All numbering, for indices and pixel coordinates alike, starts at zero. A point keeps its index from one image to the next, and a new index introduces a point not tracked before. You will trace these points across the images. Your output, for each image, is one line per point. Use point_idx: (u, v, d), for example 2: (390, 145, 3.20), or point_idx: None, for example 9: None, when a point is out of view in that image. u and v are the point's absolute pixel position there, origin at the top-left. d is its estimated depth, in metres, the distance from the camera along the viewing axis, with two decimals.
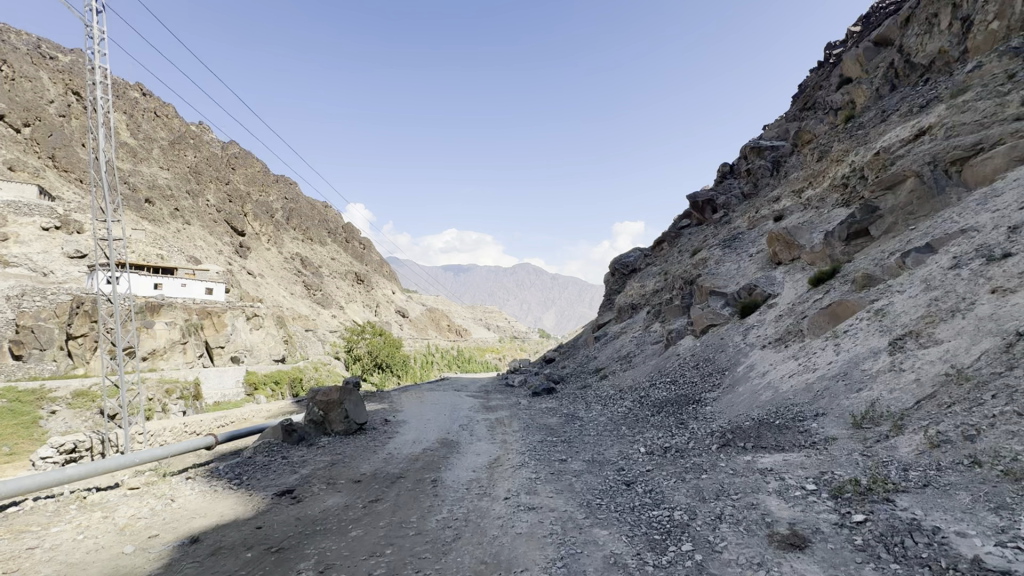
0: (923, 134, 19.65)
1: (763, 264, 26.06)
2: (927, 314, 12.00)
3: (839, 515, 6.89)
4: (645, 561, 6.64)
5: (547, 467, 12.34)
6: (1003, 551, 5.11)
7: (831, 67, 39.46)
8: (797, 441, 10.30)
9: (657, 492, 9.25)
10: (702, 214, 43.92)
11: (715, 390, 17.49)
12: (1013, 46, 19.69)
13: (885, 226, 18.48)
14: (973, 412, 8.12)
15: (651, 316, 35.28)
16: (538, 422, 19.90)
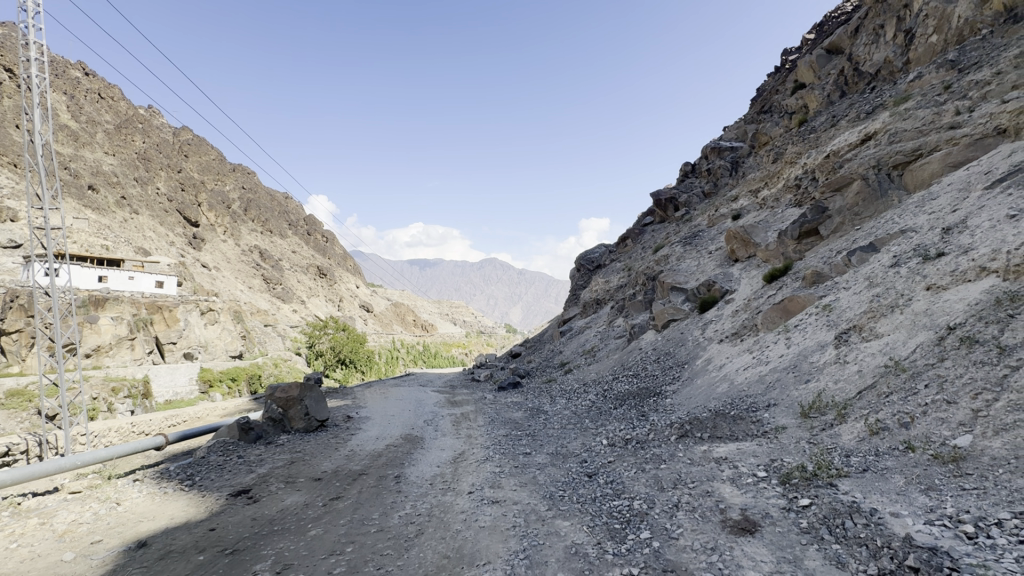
0: (869, 140, 20.77)
1: (722, 261, 26.97)
2: (870, 309, 12.71)
3: (787, 499, 7.25)
4: (605, 550, 6.79)
5: (512, 461, 12.42)
6: (932, 529, 5.53)
7: (786, 72, 41.07)
8: (750, 430, 10.76)
9: (618, 483, 9.47)
10: (665, 212, 45.01)
11: (674, 383, 18.04)
12: (949, 59, 21.03)
13: (833, 226, 19.46)
14: (908, 401, 8.69)
15: (615, 310, 35.97)
16: (504, 416, 19.97)
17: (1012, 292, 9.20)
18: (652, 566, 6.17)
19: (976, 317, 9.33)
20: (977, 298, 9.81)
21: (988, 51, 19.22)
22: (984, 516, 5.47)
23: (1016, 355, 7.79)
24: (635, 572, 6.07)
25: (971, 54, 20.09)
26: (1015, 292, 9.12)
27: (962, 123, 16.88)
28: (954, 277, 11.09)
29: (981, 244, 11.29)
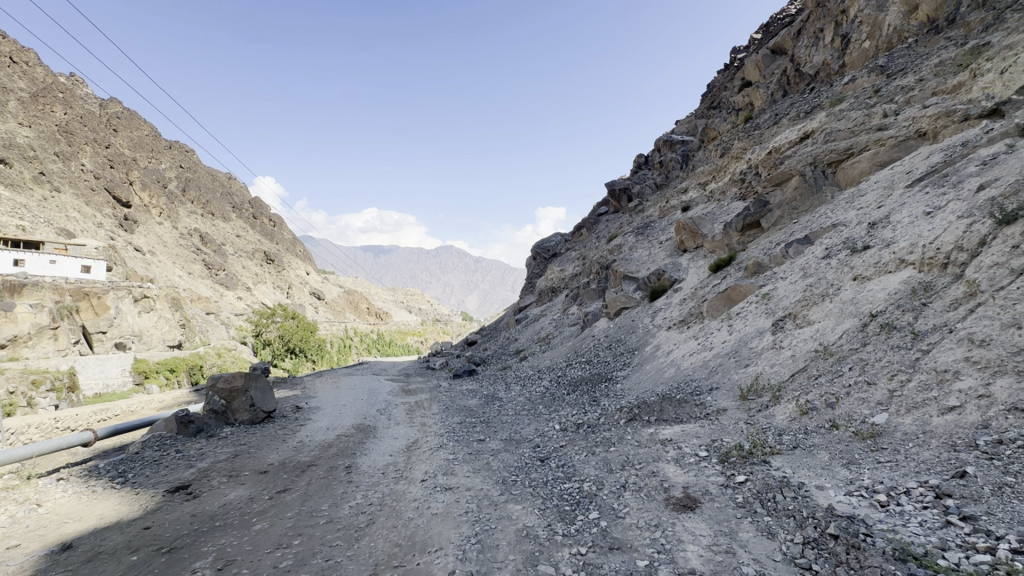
0: (807, 138, 21.97)
1: (671, 251, 27.93)
2: (804, 297, 13.56)
3: (725, 476, 7.70)
4: (555, 531, 6.97)
5: (466, 448, 12.48)
6: (851, 499, 6.02)
7: (734, 70, 42.59)
8: (694, 413, 11.29)
9: (569, 466, 9.72)
10: (619, 202, 46.01)
11: (625, 369, 18.65)
12: (879, 65, 22.47)
13: (773, 219, 20.53)
14: (834, 382, 9.40)
15: (570, 299, 36.57)
16: (459, 404, 19.97)
17: (927, 282, 10.05)
18: (600, 545, 6.38)
19: (895, 305, 10.15)
20: (897, 287, 10.66)
21: (913, 59, 20.71)
22: (895, 486, 6.02)
23: (928, 339, 8.54)
24: (584, 551, 6.26)
25: (898, 61, 21.59)
26: (929, 282, 9.98)
27: (889, 125, 18.13)
28: (877, 268, 11.99)
29: (901, 238, 12.24)
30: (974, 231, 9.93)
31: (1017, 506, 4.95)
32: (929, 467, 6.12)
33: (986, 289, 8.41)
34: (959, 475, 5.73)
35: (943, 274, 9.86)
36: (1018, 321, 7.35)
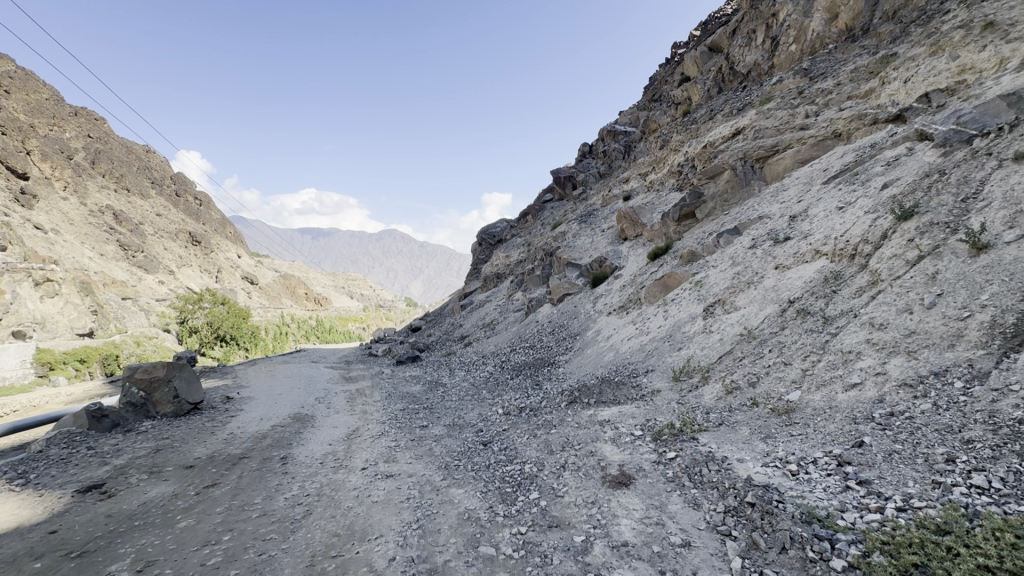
0: (738, 134, 23.21)
1: (613, 239, 28.78)
2: (732, 285, 14.45)
3: (657, 453, 8.15)
4: (496, 513, 7.09)
5: (408, 434, 12.35)
6: (767, 470, 6.55)
7: (675, 64, 44.02)
8: (631, 394, 11.82)
9: (512, 449, 9.89)
10: (564, 190, 46.67)
11: (567, 353, 19.13)
12: (803, 68, 24.02)
13: (707, 210, 21.63)
14: (756, 363, 10.14)
15: (515, 285, 36.88)
16: (402, 390, 19.70)
17: (838, 271, 11.00)
18: (540, 524, 6.57)
19: (810, 292, 11.05)
20: (812, 276, 11.61)
21: (832, 64, 22.33)
22: (805, 457, 6.62)
23: (836, 323, 9.38)
24: (524, 530, 6.42)
25: (820, 65, 23.20)
26: (839, 271, 10.93)
27: (810, 125, 19.50)
28: (796, 257, 12.97)
29: (817, 230, 13.29)
30: (878, 225, 10.98)
31: (903, 470, 5.61)
32: (833, 438, 6.78)
33: (886, 278, 9.33)
34: (857, 444, 6.40)
35: (851, 264, 10.84)
36: (910, 306, 8.23)
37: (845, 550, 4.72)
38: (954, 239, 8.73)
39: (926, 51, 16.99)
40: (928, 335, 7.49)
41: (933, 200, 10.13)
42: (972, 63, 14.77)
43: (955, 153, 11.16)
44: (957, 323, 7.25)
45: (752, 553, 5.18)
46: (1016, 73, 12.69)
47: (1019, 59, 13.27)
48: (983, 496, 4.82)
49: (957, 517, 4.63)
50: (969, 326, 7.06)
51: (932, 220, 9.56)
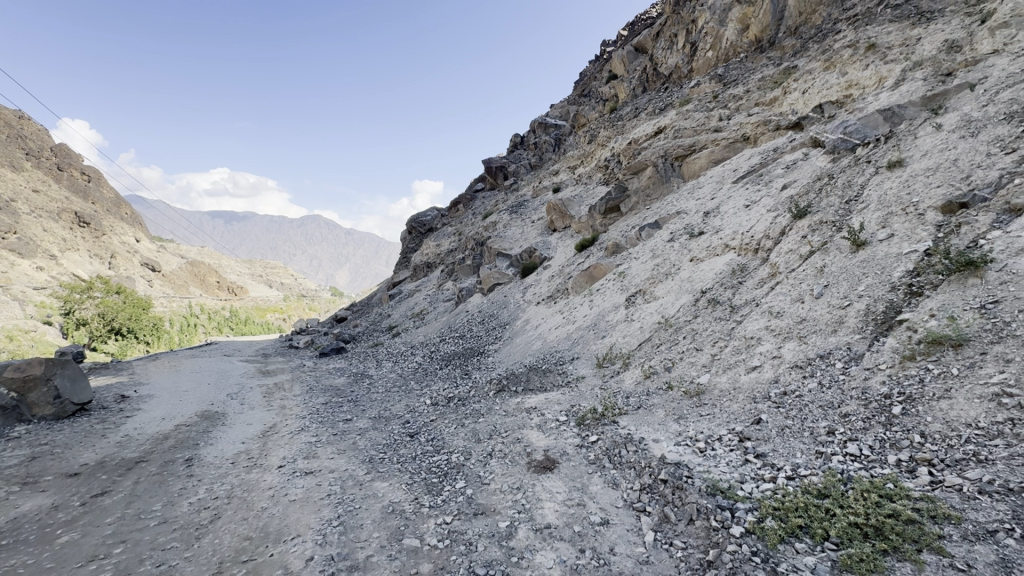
0: (660, 133, 24.42)
1: (542, 230, 29.29)
2: (652, 276, 15.25)
3: (580, 437, 8.46)
4: (421, 504, 7.00)
5: (330, 429, 11.84)
6: (680, 448, 7.00)
7: (603, 62, 45.29)
8: (557, 381, 12.17)
9: (439, 439, 9.81)
10: (495, 180, 46.69)
11: (496, 342, 19.28)
12: (717, 74, 25.66)
13: (631, 205, 22.60)
14: (671, 349, 10.81)
15: (445, 274, 36.47)
16: (325, 383, 18.86)
17: (743, 263, 11.96)
18: (465, 512, 6.57)
19: (720, 283, 11.94)
20: (722, 268, 12.52)
21: (743, 72, 24.09)
22: (712, 435, 7.15)
23: (741, 311, 10.22)
24: (449, 520, 6.40)
25: (732, 72, 24.93)
26: (745, 264, 11.89)
27: (723, 128, 20.95)
28: (708, 250, 13.94)
29: (727, 226, 14.34)
30: (778, 223, 12.08)
31: (793, 442, 6.25)
32: (736, 417, 7.40)
33: (783, 270, 10.29)
34: (755, 421, 7.03)
35: (755, 257, 11.82)
36: (802, 296, 9.15)
37: (743, 517, 5.17)
38: (838, 236, 9.79)
39: (820, 66, 18.78)
40: (815, 321, 8.38)
41: (823, 201, 11.30)
42: (858, 80, 16.52)
43: (842, 159, 12.48)
44: (839, 311, 8.16)
45: (663, 526, 5.55)
46: (891, 91, 14.37)
47: (894, 79, 15.04)
48: (855, 463, 5.50)
49: (835, 482, 5.25)
50: (849, 313, 7.98)
51: (822, 220, 10.66)
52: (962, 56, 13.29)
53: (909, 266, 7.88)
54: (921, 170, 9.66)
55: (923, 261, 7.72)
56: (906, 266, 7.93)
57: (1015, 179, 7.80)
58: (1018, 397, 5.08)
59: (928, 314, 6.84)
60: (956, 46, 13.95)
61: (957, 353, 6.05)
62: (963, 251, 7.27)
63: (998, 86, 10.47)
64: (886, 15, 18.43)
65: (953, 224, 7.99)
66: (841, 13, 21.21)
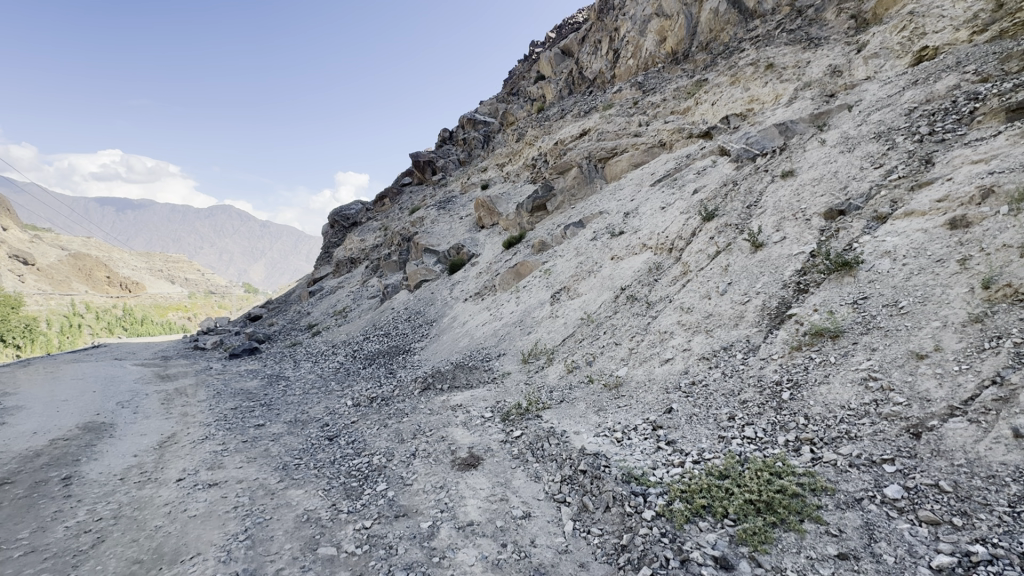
0: (585, 135, 25.23)
1: (471, 226, 29.20)
2: (576, 273, 15.73)
3: (505, 432, 8.54)
4: (339, 510, 6.70)
5: (239, 436, 10.97)
6: (599, 439, 7.28)
7: (531, 62, 45.92)
8: (483, 378, 12.18)
9: (360, 441, 9.45)
10: (423, 174, 45.80)
11: (423, 340, 18.93)
12: (637, 81, 26.95)
13: (557, 203, 23.15)
14: (593, 344, 11.22)
15: (369, 271, 35.22)
16: (235, 386, 17.49)
17: (659, 262, 12.69)
18: (386, 515, 6.38)
19: (638, 281, 12.57)
20: (640, 267, 13.20)
21: (660, 81, 25.52)
22: (628, 425, 7.51)
23: (656, 307, 10.83)
24: (368, 525, 6.18)
25: (651, 81, 26.33)
26: (660, 263, 12.61)
27: (642, 133, 22.08)
28: (627, 249, 14.62)
29: (644, 227, 15.13)
30: (689, 224, 12.94)
31: (699, 428, 6.74)
32: (650, 407, 7.83)
33: (694, 269, 11.04)
34: (667, 410, 7.48)
35: (669, 257, 12.58)
36: (709, 292, 9.87)
37: (654, 501, 5.49)
38: (740, 238, 10.69)
39: (727, 80, 20.33)
40: (720, 316, 9.08)
41: (728, 205, 12.27)
42: (758, 95, 18.10)
43: (744, 167, 13.60)
44: (740, 307, 8.90)
45: (582, 515, 5.74)
46: (786, 107, 15.88)
47: (788, 96, 16.64)
48: (751, 444, 6.03)
49: (734, 463, 5.73)
50: (748, 308, 8.73)
51: (726, 222, 11.57)
52: (843, 80, 15.02)
53: (798, 266, 8.77)
54: (809, 180, 10.78)
55: (809, 262, 8.63)
56: (795, 265, 8.82)
57: (882, 191, 8.94)
58: (881, 380, 5.84)
59: (812, 309, 7.67)
60: (838, 70, 15.70)
61: (834, 343, 6.83)
62: (841, 253, 8.23)
63: (870, 108, 11.92)
64: (782, 38, 20.35)
65: (833, 229, 9.00)
66: (745, 33, 23.10)
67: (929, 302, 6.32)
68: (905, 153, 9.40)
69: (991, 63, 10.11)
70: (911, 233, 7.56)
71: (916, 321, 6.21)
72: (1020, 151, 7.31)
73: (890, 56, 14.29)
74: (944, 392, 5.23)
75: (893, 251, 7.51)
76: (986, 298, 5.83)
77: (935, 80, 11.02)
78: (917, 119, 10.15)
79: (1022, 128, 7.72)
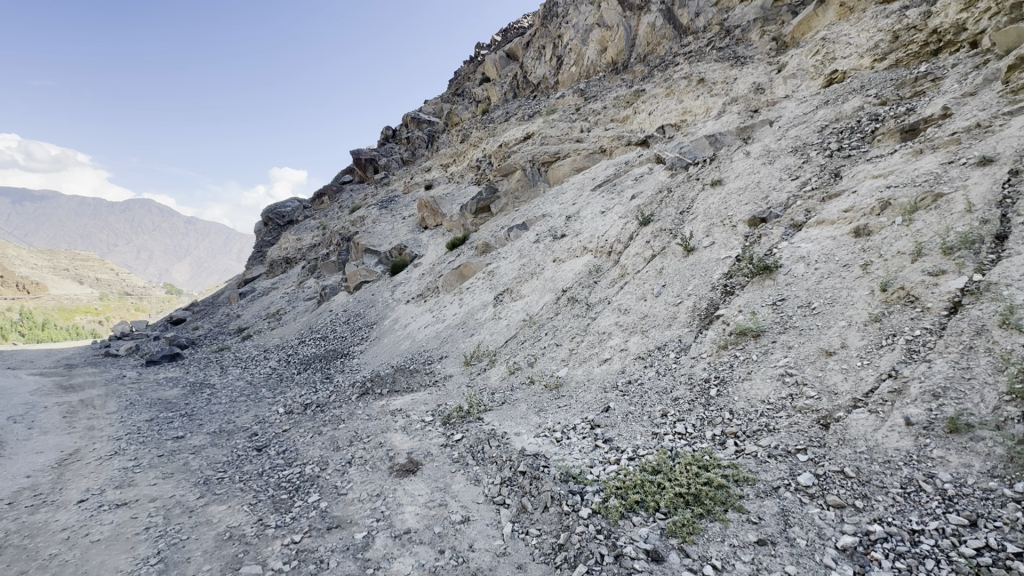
0: (529, 139, 25.49)
1: (414, 227, 28.65)
2: (519, 275, 15.85)
3: (445, 436, 8.40)
4: (265, 526, 6.30)
5: (154, 450, 10.08)
6: (540, 440, 7.32)
7: (476, 64, 45.86)
8: (424, 381, 11.95)
9: (291, 451, 8.96)
10: (365, 172, 44.50)
11: (362, 343, 18.31)
12: (579, 89, 27.60)
13: (500, 206, 23.26)
14: (535, 345, 11.33)
15: (306, 271, 33.69)
16: (151, 396, 16.08)
17: (599, 265, 13.04)
18: (317, 528, 6.08)
19: (579, 283, 12.85)
20: (581, 269, 13.50)
21: (601, 89, 26.28)
22: (567, 425, 7.62)
23: (595, 308, 11.11)
24: (298, 539, 5.86)
25: (592, 88, 27.06)
26: (600, 265, 12.96)
27: (583, 139, 22.64)
28: (569, 252, 14.90)
29: (585, 230, 15.50)
30: (627, 228, 13.40)
31: (634, 426, 6.96)
32: (588, 406, 8.00)
33: (631, 271, 11.45)
34: (605, 409, 7.67)
35: (608, 259, 12.96)
36: (645, 294, 10.26)
37: (590, 499, 5.59)
38: (673, 242, 11.20)
39: (662, 92, 21.27)
40: (655, 317, 9.46)
41: (663, 211, 12.83)
42: (691, 108, 19.09)
43: (678, 175, 14.26)
44: (673, 308, 9.31)
45: (521, 516, 5.75)
46: (715, 120, 16.84)
47: (717, 110, 17.66)
48: (682, 440, 6.29)
49: (666, 458, 5.95)
50: (680, 309, 9.15)
51: (661, 227, 12.09)
52: (765, 97, 16.15)
53: (725, 269, 9.30)
54: (735, 189, 11.48)
55: (735, 266, 9.18)
56: (723, 269, 9.36)
57: (798, 201, 9.67)
58: (796, 375, 6.30)
59: (737, 310, 8.16)
60: (761, 88, 16.86)
61: (756, 342, 7.29)
62: (762, 258, 8.81)
63: (789, 124, 12.88)
64: (712, 55, 21.59)
65: (756, 235, 9.62)
66: (679, 48, 24.27)
67: (837, 303, 6.90)
68: (818, 167, 10.23)
69: (889, 88, 11.23)
70: (822, 240, 8.24)
71: (826, 320, 6.76)
72: (912, 168, 8.16)
73: (805, 76, 15.53)
74: (849, 385, 5.72)
75: (807, 256, 8.13)
76: (884, 299, 6.44)
77: (843, 101, 12.08)
78: (828, 136, 11.07)
79: (913, 148, 8.63)
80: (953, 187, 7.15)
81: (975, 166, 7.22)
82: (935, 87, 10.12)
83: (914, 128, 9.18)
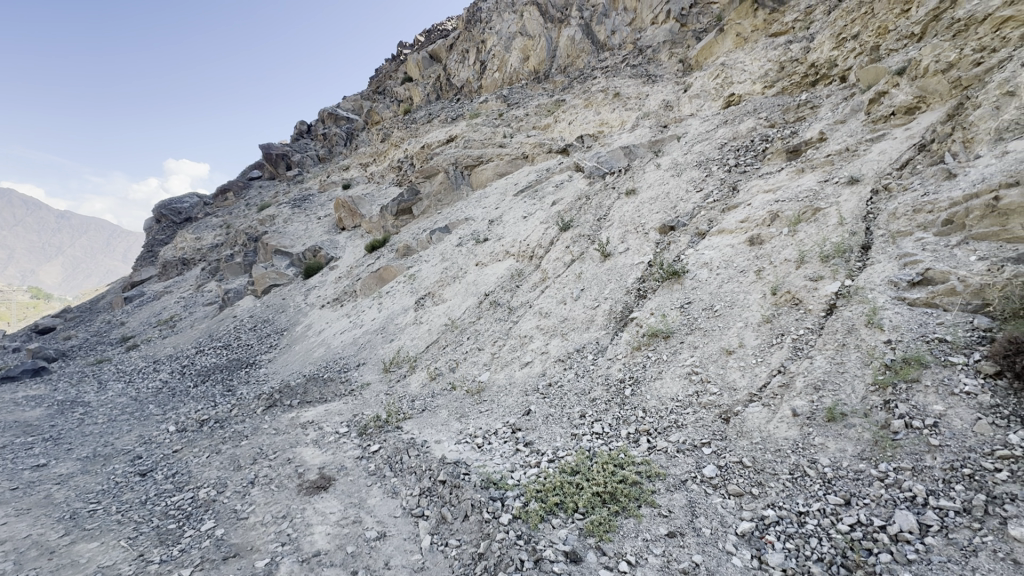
0: (451, 141, 25.26)
1: (329, 228, 27.22)
2: (441, 278, 15.60)
3: (361, 448, 7.97)
4: (147, 562, 5.56)
5: (5, 483, 8.54)
6: (461, 447, 7.17)
7: (398, 62, 44.77)
8: (339, 390, 11.30)
9: (183, 474, 8.02)
10: (275, 169, 41.66)
11: (270, 352, 16.99)
12: (502, 95, 27.87)
13: (422, 208, 22.78)
14: (456, 350, 11.16)
15: (205, 273, 30.74)
16: (5, 419, 13.71)
17: (520, 269, 13.16)
18: (211, 559, 5.46)
19: (501, 287, 12.88)
20: (503, 273, 13.56)
21: (524, 97, 26.74)
22: (489, 430, 7.55)
23: (517, 312, 11.19)
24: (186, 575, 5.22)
25: (515, 95, 27.44)
26: (522, 270, 13.09)
27: (506, 145, 22.84)
28: (492, 256, 14.91)
29: (508, 234, 15.61)
30: (548, 233, 13.69)
31: (554, 428, 7.04)
32: (510, 410, 8.00)
33: (552, 275, 11.69)
34: (525, 413, 7.71)
35: (530, 264, 13.13)
36: (565, 297, 10.51)
37: (511, 504, 5.55)
38: (591, 248, 11.59)
39: (581, 103, 22.09)
40: (574, 320, 9.70)
41: (582, 217, 13.27)
42: (608, 120, 20.01)
43: (596, 184, 14.82)
44: (591, 311, 9.62)
45: (440, 527, 5.58)
46: (629, 133, 17.78)
47: (631, 123, 18.66)
48: (599, 439, 6.47)
49: (584, 459, 6.07)
50: (598, 312, 9.48)
51: (580, 233, 12.50)
52: (673, 113, 17.34)
53: (638, 274, 9.78)
54: (648, 198, 12.13)
55: (647, 271, 9.67)
56: (637, 274, 9.82)
57: (703, 211, 10.42)
58: (701, 373, 6.73)
59: (650, 313, 8.59)
60: (670, 105, 18.06)
61: (666, 343, 7.71)
62: (672, 263, 9.36)
63: (694, 141, 13.90)
64: (626, 71, 22.80)
65: (666, 242, 10.23)
66: (597, 63, 25.36)
67: (735, 306, 7.50)
68: (719, 180, 11.13)
69: (777, 113, 12.50)
70: (722, 248, 8.93)
71: (726, 322, 7.33)
72: (795, 185, 9.12)
73: (707, 97, 16.88)
74: (745, 381, 6.22)
75: (710, 262, 8.76)
76: (774, 302, 7.09)
77: (739, 122, 13.25)
78: (727, 152, 12.08)
79: (797, 167, 9.65)
80: (828, 203, 8.06)
81: (845, 185, 8.23)
82: (813, 114, 11.40)
83: (797, 149, 10.28)
